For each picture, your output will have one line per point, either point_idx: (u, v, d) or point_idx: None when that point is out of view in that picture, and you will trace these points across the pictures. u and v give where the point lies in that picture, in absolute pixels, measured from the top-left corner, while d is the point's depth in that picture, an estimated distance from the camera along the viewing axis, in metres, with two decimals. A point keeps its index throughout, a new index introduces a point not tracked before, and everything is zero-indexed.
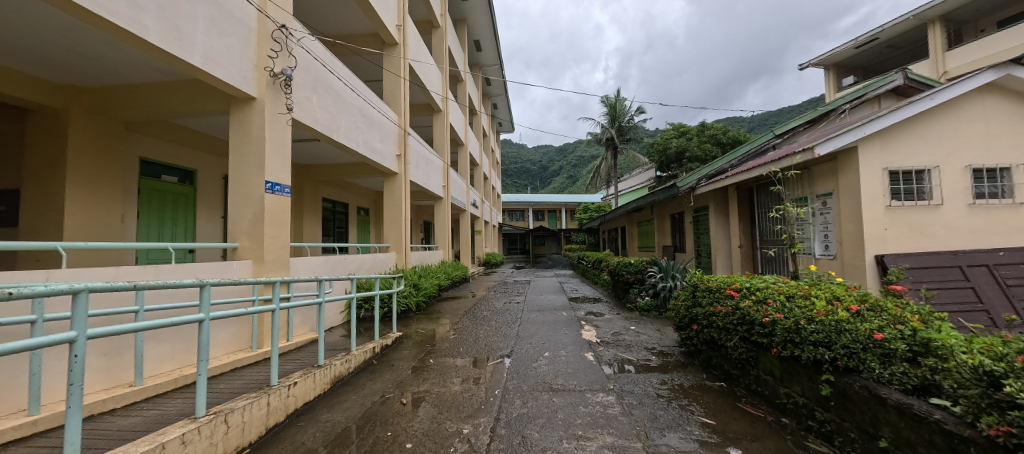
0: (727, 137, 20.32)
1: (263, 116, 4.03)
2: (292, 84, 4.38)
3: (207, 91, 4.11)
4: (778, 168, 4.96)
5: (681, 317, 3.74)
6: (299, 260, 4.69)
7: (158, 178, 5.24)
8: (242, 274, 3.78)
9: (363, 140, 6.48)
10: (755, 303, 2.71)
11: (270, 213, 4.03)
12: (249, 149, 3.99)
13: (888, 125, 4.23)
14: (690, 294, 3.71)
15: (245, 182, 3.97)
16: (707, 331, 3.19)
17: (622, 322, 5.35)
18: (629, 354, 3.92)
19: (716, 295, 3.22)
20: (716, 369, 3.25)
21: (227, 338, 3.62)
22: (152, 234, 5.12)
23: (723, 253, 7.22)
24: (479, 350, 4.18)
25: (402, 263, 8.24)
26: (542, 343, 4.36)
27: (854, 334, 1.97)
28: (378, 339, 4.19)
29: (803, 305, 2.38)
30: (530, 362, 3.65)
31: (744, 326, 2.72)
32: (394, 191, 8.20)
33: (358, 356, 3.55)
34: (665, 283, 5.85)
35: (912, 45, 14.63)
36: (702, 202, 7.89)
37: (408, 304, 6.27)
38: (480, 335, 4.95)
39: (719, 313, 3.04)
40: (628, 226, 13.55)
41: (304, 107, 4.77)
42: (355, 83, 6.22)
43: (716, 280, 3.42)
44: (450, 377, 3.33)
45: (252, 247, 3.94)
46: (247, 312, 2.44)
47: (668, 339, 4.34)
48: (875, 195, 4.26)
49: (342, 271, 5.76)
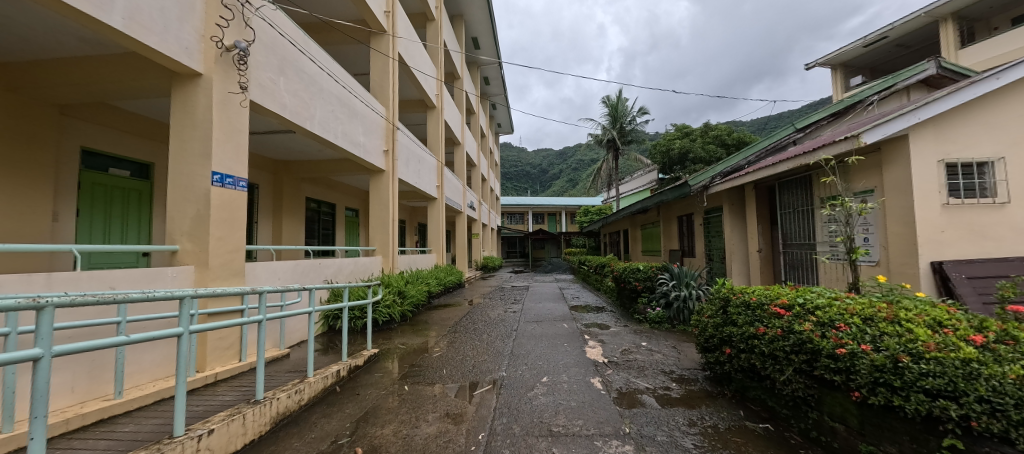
0: (732, 138, 19.73)
1: (209, 95, 3.38)
2: (248, 61, 3.76)
3: (147, 66, 3.48)
4: (833, 155, 3.98)
5: (708, 337, 3.08)
6: (258, 265, 4.01)
7: (105, 171, 4.55)
8: (178, 284, 3.12)
9: (343, 132, 5.84)
10: (817, 326, 2.06)
11: (218, 210, 3.39)
12: (194, 134, 3.35)
13: (945, 109, 3.62)
14: (719, 309, 3.07)
15: (187, 172, 3.33)
16: (744, 357, 2.54)
17: (632, 337, 4.69)
18: (642, 380, 3.27)
19: (757, 314, 2.56)
20: (755, 404, 2.60)
21: (157, 360, 2.97)
22: (96, 235, 4.43)
23: (739, 258, 6.60)
24: (465, 373, 3.54)
25: (389, 268, 7.58)
26: (540, 364, 3.71)
27: (995, 380, 1.34)
28: (346, 359, 3.52)
29: (895, 333, 1.74)
30: (524, 392, 2.99)
31: (799, 355, 2.09)
32: (380, 189, 7.56)
33: (315, 384, 2.89)
34: (679, 292, 5.22)
35: (922, 44, 14.08)
36: (716, 202, 7.23)
37: (391, 314, 5.61)
38: (469, 352, 4.31)
39: (763, 336, 2.39)
40: (632, 228, 12.94)
41: (265, 89, 4.14)
42: (333, 68, 5.63)
43: (753, 293, 2.78)
44: (425, 412, 2.67)
45: (193, 250, 3.29)
46: (133, 339, 1.75)
47: (688, 360, 3.70)
48: (931, 190, 3.64)
49: (315, 277, 5.11)
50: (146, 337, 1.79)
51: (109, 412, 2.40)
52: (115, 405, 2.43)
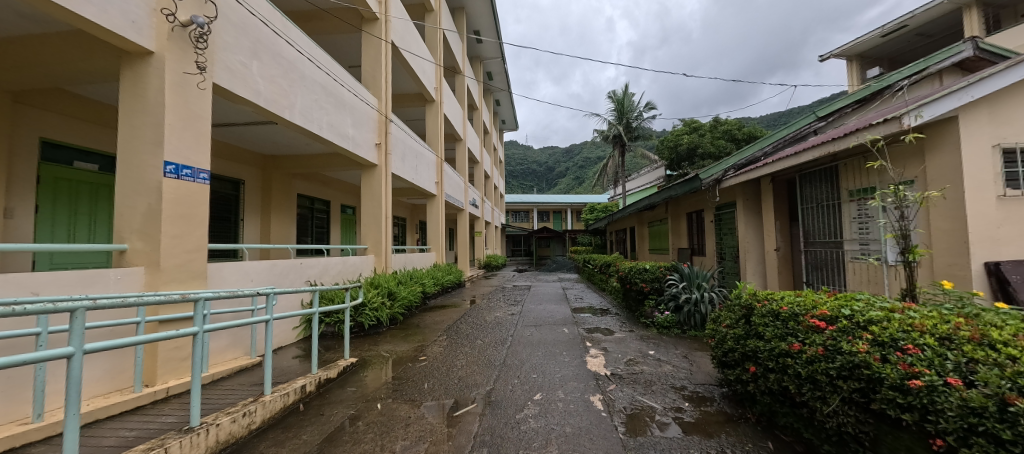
0: (742, 133, 19.01)
1: (162, 76, 3.03)
2: (209, 39, 3.40)
3: (95, 43, 3.13)
4: (878, 137, 3.40)
5: (727, 351, 2.64)
6: (227, 266, 3.65)
7: (70, 164, 4.27)
8: (123, 288, 2.78)
9: (329, 123, 5.47)
10: (875, 346, 1.62)
11: (173, 205, 3.03)
12: (145, 119, 3.00)
13: (1001, 86, 3.12)
14: (740, 318, 2.63)
15: (138, 162, 2.98)
16: (774, 378, 2.10)
17: (638, 345, 4.26)
18: (650, 397, 2.84)
19: (791, 326, 2.12)
20: (786, 434, 2.17)
21: (97, 375, 2.63)
22: (58, 233, 4.12)
23: (754, 258, 6.12)
24: (450, 388, 3.14)
25: (382, 267, 7.21)
26: (535, 377, 3.30)
27: None
28: (315, 372, 3.14)
29: (996, 362, 1.29)
30: (512, 414, 2.59)
31: (850, 381, 1.66)
32: (373, 186, 7.20)
33: (271, 403, 2.51)
34: (690, 295, 4.79)
35: (944, 33, 13.29)
36: (728, 197, 6.72)
37: (379, 317, 5.24)
38: (458, 361, 3.92)
39: (798, 355, 1.96)
40: (639, 226, 12.46)
41: (235, 73, 3.79)
42: (316, 54, 5.26)
43: (783, 301, 2.34)
44: (394, 440, 2.27)
45: (144, 250, 2.94)
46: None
47: (701, 374, 3.27)
48: (985, 180, 3.15)
49: (296, 278, 4.76)
50: (11, 363, 1.35)
51: (24, 439, 2.06)
52: (32, 431, 2.09)
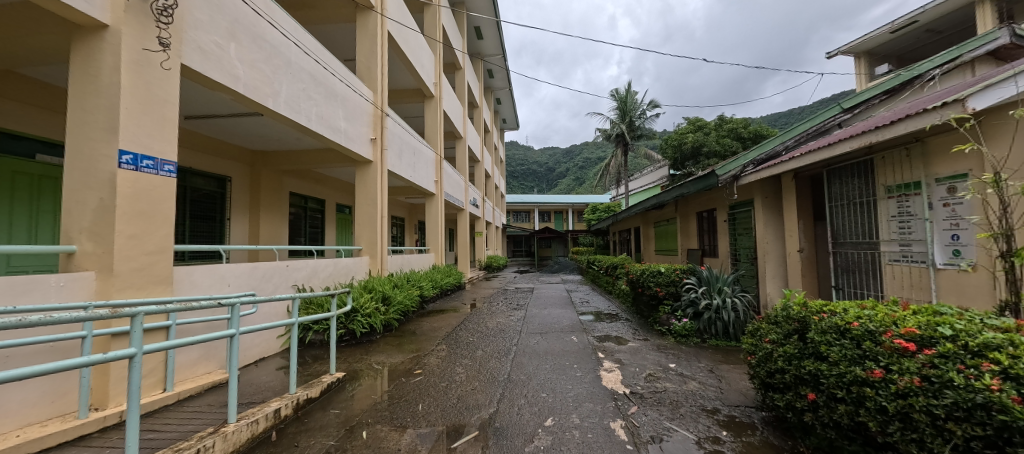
0: (748, 131, 18.55)
1: (117, 53, 2.63)
2: (173, 14, 3.00)
3: (12, 6, 2.62)
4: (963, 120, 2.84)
5: (773, 372, 2.24)
6: (199, 269, 3.26)
7: (32, 157, 3.90)
8: (67, 296, 2.37)
9: (318, 115, 5.09)
10: (1010, 382, 1.23)
11: (129, 200, 2.64)
12: (98, 102, 2.62)
13: None
14: (790, 333, 2.22)
15: (89, 152, 2.60)
16: (845, 411, 1.71)
17: (655, 356, 3.87)
18: (680, 424, 2.44)
19: (865, 347, 1.72)
20: None
21: (32, 400, 2.23)
22: (15, 234, 3.72)
23: (774, 259, 5.72)
24: (449, 411, 2.74)
25: (376, 269, 6.79)
26: (544, 397, 2.90)
27: None
28: (292, 391, 2.75)
29: None
30: (520, 447, 2.18)
31: (966, 425, 1.27)
32: (367, 183, 6.80)
33: (233, 435, 2.12)
34: (710, 301, 4.42)
35: (955, 29, 12.79)
36: (745, 195, 6.31)
37: (371, 324, 4.85)
38: (458, 375, 3.52)
39: (882, 384, 1.56)
40: (645, 226, 12.11)
41: (207, 55, 3.39)
42: (304, 39, 4.88)
43: (848, 315, 1.95)
44: None
45: (95, 253, 2.56)
46: None
47: (733, 393, 2.89)
48: None
49: (281, 281, 4.36)
50: None
51: None
52: None
